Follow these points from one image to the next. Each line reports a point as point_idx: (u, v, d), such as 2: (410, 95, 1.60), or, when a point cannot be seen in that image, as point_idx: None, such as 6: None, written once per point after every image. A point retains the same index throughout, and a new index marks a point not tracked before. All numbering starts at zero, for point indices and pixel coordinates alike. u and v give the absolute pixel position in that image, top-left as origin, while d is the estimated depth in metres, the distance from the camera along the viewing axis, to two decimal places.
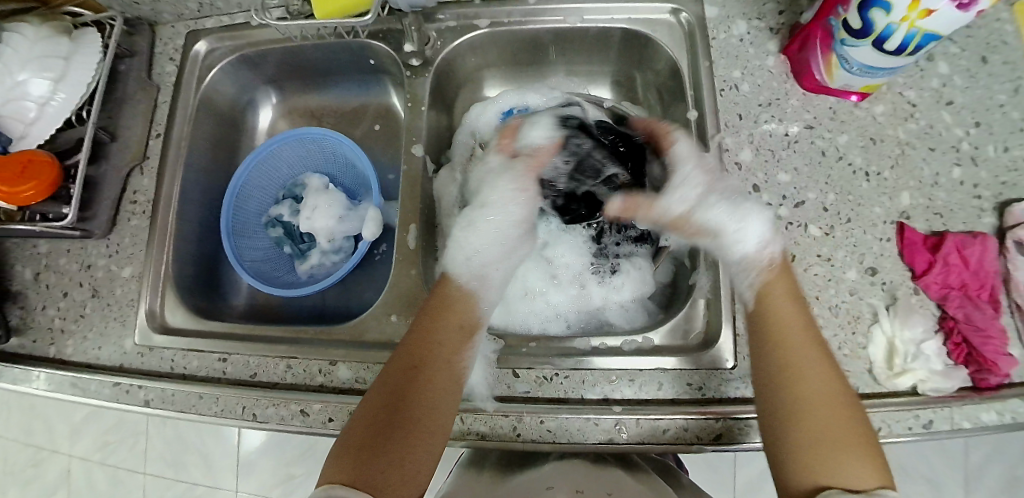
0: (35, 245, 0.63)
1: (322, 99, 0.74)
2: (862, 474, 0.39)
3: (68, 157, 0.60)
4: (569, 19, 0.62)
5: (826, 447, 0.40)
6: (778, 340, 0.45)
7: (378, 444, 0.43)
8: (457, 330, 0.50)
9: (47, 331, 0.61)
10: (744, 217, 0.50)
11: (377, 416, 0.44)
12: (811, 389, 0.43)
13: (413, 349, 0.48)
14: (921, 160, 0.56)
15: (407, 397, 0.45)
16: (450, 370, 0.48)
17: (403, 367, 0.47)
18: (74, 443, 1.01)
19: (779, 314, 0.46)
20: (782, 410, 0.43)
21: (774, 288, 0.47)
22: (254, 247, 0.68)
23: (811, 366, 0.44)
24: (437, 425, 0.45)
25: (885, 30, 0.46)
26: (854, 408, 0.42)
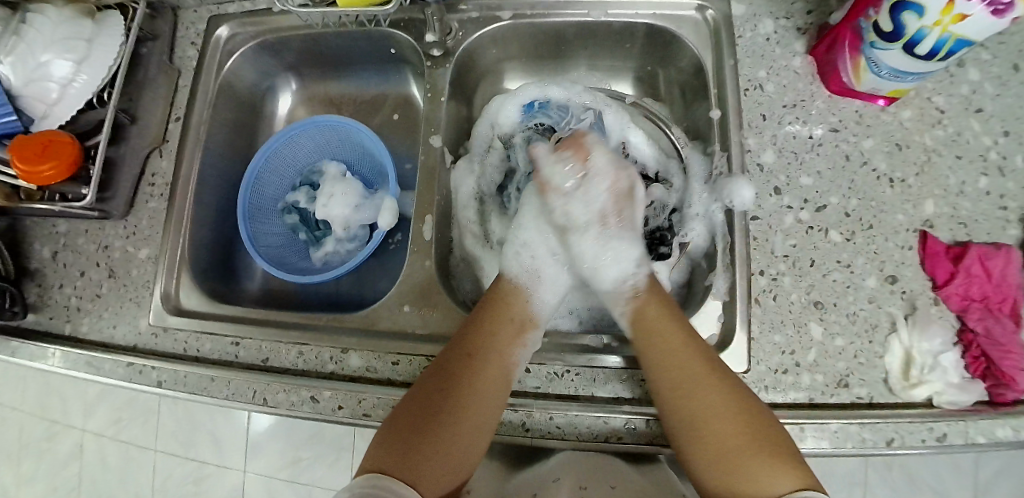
0: (54, 223, 0.64)
1: (341, 87, 0.74)
2: (779, 480, 0.41)
3: (89, 138, 0.60)
4: (593, 13, 0.61)
5: (714, 464, 0.44)
6: (660, 367, 0.48)
7: (432, 422, 0.46)
8: (513, 326, 0.53)
9: (64, 309, 0.61)
10: (603, 261, 0.56)
11: (426, 401, 0.47)
12: (704, 409, 0.45)
13: (469, 338, 0.51)
14: (947, 168, 0.55)
15: (458, 379, 0.49)
16: (502, 358, 0.50)
17: (459, 353, 0.50)
18: (87, 419, 1.02)
19: (659, 342, 0.49)
20: (679, 436, 0.46)
21: (656, 322, 0.51)
22: (270, 232, 0.68)
23: (695, 390, 0.46)
24: (489, 408, 0.48)
25: (917, 34, 0.45)
26: (751, 422, 0.44)
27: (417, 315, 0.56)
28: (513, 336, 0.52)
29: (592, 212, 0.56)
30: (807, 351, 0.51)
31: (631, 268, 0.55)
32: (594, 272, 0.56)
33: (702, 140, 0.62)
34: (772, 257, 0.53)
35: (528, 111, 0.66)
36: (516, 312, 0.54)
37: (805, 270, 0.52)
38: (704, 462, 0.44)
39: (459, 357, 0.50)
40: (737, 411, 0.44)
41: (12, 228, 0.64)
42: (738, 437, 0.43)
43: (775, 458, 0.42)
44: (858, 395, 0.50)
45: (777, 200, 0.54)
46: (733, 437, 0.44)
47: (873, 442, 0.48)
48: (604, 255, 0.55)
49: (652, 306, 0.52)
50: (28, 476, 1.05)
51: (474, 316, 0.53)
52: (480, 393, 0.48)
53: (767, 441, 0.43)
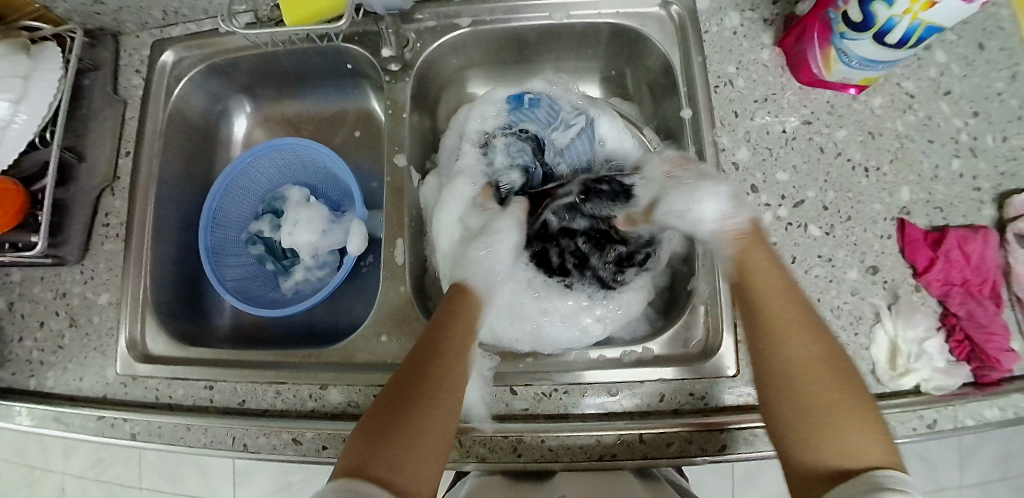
0: (7, 273, 0.60)
1: (300, 106, 0.71)
2: (874, 444, 0.36)
3: (33, 182, 0.57)
4: (555, 15, 0.59)
5: (817, 426, 0.38)
6: (767, 312, 0.42)
7: (400, 421, 0.39)
8: (466, 333, 0.46)
9: (25, 363, 0.58)
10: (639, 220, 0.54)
11: (394, 395, 0.41)
12: (819, 362, 0.40)
13: (432, 333, 0.46)
14: (920, 153, 0.54)
15: (416, 398, 0.40)
16: (459, 371, 0.43)
17: (412, 369, 0.43)
18: (67, 461, 0.99)
19: (764, 284, 0.43)
20: (780, 389, 0.40)
21: (755, 260, 0.45)
22: (236, 264, 0.65)
23: (785, 341, 0.41)
24: (458, 402, 0.42)
25: (887, 23, 0.44)
26: (848, 376, 0.39)
27: (396, 343, 0.54)
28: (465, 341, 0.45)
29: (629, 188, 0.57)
30: None
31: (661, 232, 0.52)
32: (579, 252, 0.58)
33: (674, 139, 0.61)
34: None
35: (514, 106, 0.62)
36: (467, 316, 0.47)
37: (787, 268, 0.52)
38: (800, 439, 0.38)
39: (428, 352, 0.44)
40: (840, 364, 0.40)
41: None
42: (836, 397, 0.38)
43: (869, 421, 0.37)
44: None
45: (755, 198, 0.53)
46: (840, 398, 0.38)
47: None
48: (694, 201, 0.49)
49: (757, 252, 0.45)
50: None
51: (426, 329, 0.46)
52: (452, 385, 0.42)
53: (857, 404, 0.38)
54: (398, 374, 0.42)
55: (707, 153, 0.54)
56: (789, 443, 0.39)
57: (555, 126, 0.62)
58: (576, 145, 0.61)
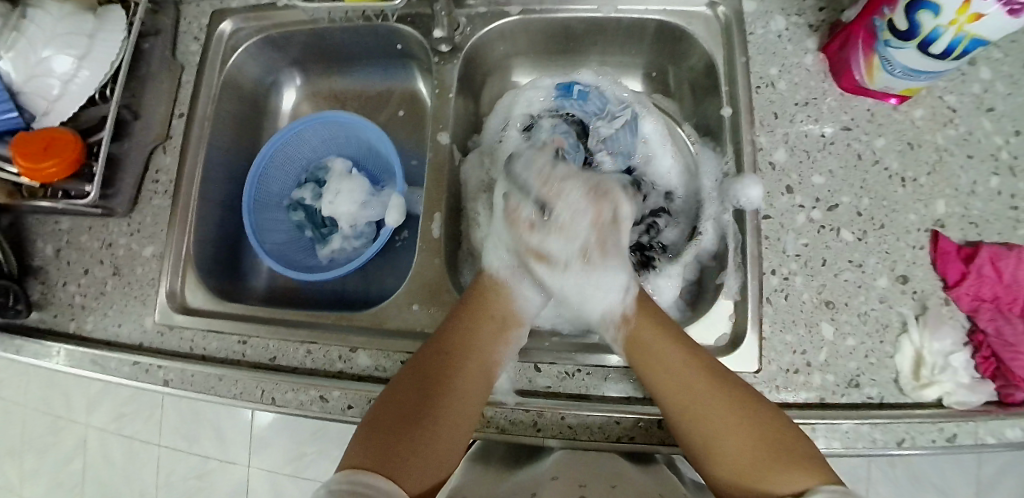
0: (58, 220, 0.63)
1: (347, 83, 0.73)
2: (794, 481, 0.39)
3: (92, 134, 0.59)
4: (603, 9, 0.61)
5: (745, 479, 0.42)
6: (660, 384, 0.46)
7: (407, 428, 0.44)
8: (495, 324, 0.52)
9: (67, 307, 0.61)
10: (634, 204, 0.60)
11: (408, 397, 0.46)
12: (708, 414, 0.44)
13: (447, 337, 0.50)
14: (958, 168, 0.54)
15: (436, 381, 0.47)
16: (482, 359, 0.49)
17: (441, 350, 0.49)
18: (90, 415, 1.02)
19: (655, 363, 0.47)
20: (698, 451, 0.44)
21: (649, 347, 0.48)
22: (276, 230, 0.67)
23: (697, 429, 0.44)
24: (468, 410, 0.47)
25: (932, 33, 0.45)
26: (755, 422, 0.43)
27: (426, 314, 0.56)
28: (497, 335, 0.51)
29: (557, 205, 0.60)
30: (818, 350, 0.50)
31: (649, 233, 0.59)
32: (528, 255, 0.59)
33: (713, 136, 0.62)
34: (784, 256, 0.52)
35: (565, 93, 0.66)
36: (499, 308, 0.53)
37: (816, 269, 0.52)
38: (738, 488, 0.42)
39: (439, 357, 0.49)
40: (742, 416, 0.43)
41: (16, 225, 0.63)
42: (762, 441, 0.42)
43: (793, 462, 0.40)
44: (868, 395, 0.50)
45: (789, 199, 0.54)
46: (753, 449, 0.42)
47: (884, 442, 0.48)
48: (589, 288, 0.52)
49: (646, 328, 0.49)
50: (31, 472, 1.05)
51: (455, 311, 0.53)
52: (464, 391, 0.47)
53: (776, 449, 0.41)
54: (414, 370, 0.48)
55: (744, 153, 0.55)
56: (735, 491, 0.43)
57: (601, 115, 0.65)
58: (620, 136, 0.64)
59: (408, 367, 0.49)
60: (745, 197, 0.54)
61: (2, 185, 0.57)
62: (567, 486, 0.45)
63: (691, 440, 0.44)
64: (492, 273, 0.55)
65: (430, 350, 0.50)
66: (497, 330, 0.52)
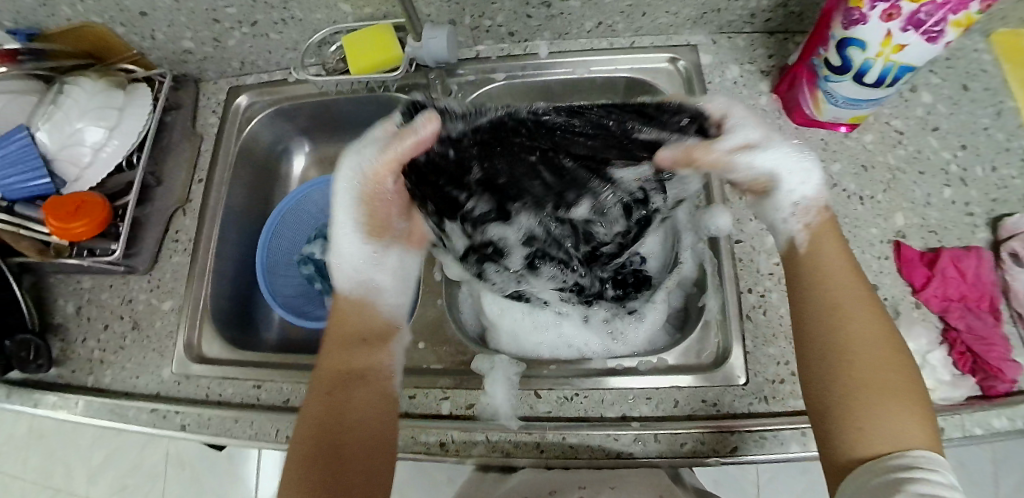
0: (80, 281, 0.67)
1: (351, 147, 0.80)
2: (908, 429, 0.40)
3: (118, 198, 0.65)
4: (577, 70, 0.68)
5: (860, 403, 0.41)
6: (809, 304, 0.47)
7: (326, 460, 0.45)
8: (359, 337, 0.52)
9: (86, 362, 0.63)
10: (788, 171, 0.50)
11: (316, 432, 0.46)
12: (861, 330, 0.44)
13: (331, 363, 0.50)
14: (912, 183, 0.60)
15: (337, 407, 0.47)
16: (372, 374, 0.50)
17: (348, 369, 0.50)
18: (92, 486, 1.01)
19: (833, 284, 0.46)
20: (829, 372, 0.43)
21: (824, 253, 0.48)
22: (286, 282, 0.72)
23: (855, 335, 0.44)
24: (377, 424, 0.48)
25: (863, 65, 0.51)
26: (905, 372, 0.43)
27: None
28: (371, 349, 0.52)
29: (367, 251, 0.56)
30: None
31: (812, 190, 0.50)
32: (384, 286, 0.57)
33: None
34: (759, 275, 0.57)
35: None
36: (365, 321, 0.54)
37: None
38: (839, 408, 0.42)
39: (332, 382, 0.49)
40: (896, 353, 0.44)
41: (37, 287, 0.67)
42: (887, 385, 0.42)
43: (911, 409, 0.41)
44: None
45: (757, 223, 0.59)
46: (889, 383, 0.42)
47: None
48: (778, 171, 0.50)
49: (829, 230, 0.50)
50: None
51: (330, 334, 0.53)
52: (365, 410, 0.48)
53: (901, 392, 0.42)
54: (314, 401, 0.48)
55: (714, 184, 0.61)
56: (830, 419, 0.42)
57: None
58: None
59: (317, 393, 0.49)
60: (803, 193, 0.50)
61: (33, 244, 0.63)
62: None
63: (823, 360, 0.44)
64: (346, 294, 0.55)
65: (317, 380, 0.49)
66: (369, 343, 0.52)
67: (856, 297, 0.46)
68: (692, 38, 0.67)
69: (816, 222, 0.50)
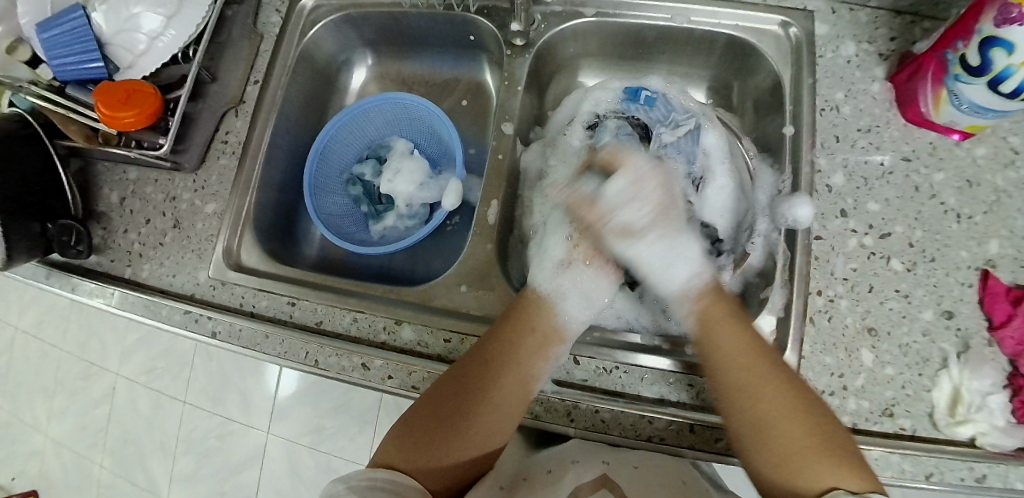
0: (125, 170, 0.66)
1: (413, 68, 0.75)
2: (832, 475, 0.40)
3: (170, 91, 0.62)
4: (675, 18, 0.61)
5: (785, 470, 0.42)
6: (718, 357, 0.48)
7: (438, 433, 0.46)
8: (535, 338, 0.51)
9: (126, 253, 0.63)
10: (677, 256, 0.54)
11: (440, 406, 0.48)
12: (728, 351, 0.47)
13: (488, 350, 0.51)
14: (1017, 211, 0.54)
15: (473, 391, 0.48)
16: (519, 369, 0.50)
17: (480, 358, 0.50)
18: (122, 363, 1.05)
19: (718, 344, 0.48)
20: (762, 437, 0.43)
21: (715, 337, 0.49)
22: (334, 200, 0.70)
23: (758, 380, 0.45)
24: (508, 413, 0.49)
25: (1004, 71, 0.45)
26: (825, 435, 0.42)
27: (472, 297, 0.57)
28: (537, 349, 0.51)
29: (648, 218, 0.54)
30: (856, 376, 0.51)
31: (687, 266, 0.54)
32: (661, 272, 0.54)
33: (772, 154, 0.62)
34: (832, 279, 0.53)
35: (630, 99, 0.64)
36: (542, 322, 0.52)
37: (862, 295, 0.52)
38: (777, 476, 0.42)
39: (476, 366, 0.50)
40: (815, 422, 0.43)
41: (83, 171, 0.66)
42: (823, 443, 0.41)
43: (839, 459, 0.41)
44: (901, 426, 0.50)
45: (842, 223, 0.54)
46: (800, 447, 0.42)
47: (910, 473, 0.49)
48: (665, 260, 0.54)
49: (716, 306, 0.50)
50: (56, 411, 1.10)
51: (500, 319, 0.53)
52: (501, 404, 0.48)
53: (831, 453, 0.41)
54: (446, 383, 0.49)
55: (802, 173, 0.55)
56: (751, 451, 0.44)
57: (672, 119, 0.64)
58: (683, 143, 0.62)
59: (441, 379, 0.49)
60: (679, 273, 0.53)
61: (81, 130, 0.61)
62: (593, 464, 0.49)
63: (737, 419, 0.45)
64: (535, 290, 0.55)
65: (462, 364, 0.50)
66: (539, 349, 0.51)
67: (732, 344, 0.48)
68: (810, 4, 0.59)
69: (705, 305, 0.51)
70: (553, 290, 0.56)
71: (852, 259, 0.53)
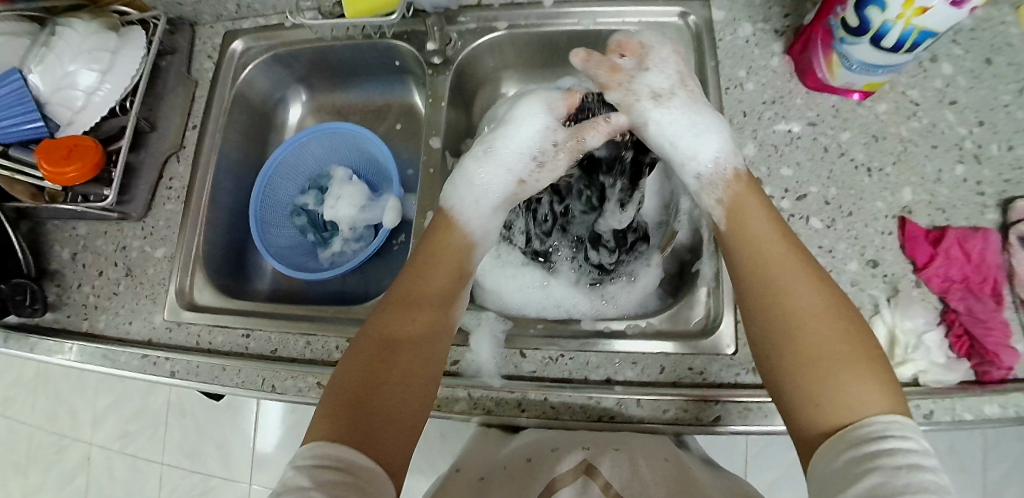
0: (74, 227, 0.67)
1: (348, 97, 0.78)
2: (870, 394, 0.38)
3: (111, 144, 0.64)
4: (583, 21, 0.65)
5: (807, 380, 0.40)
6: (759, 248, 0.46)
7: (376, 387, 0.42)
8: (453, 273, 0.52)
9: (82, 307, 0.64)
10: (688, 129, 0.54)
11: (367, 357, 0.44)
12: (781, 260, 0.45)
13: (401, 293, 0.49)
14: (923, 157, 0.57)
15: (395, 337, 0.46)
16: (437, 309, 0.49)
17: (396, 297, 0.49)
18: (96, 430, 1.04)
19: (767, 243, 0.46)
20: (786, 346, 0.41)
21: (751, 226, 0.48)
22: (279, 233, 0.71)
23: (791, 283, 0.43)
24: (430, 352, 0.46)
25: (882, 27, 0.47)
26: (861, 341, 0.40)
27: None
28: (449, 281, 0.51)
29: (670, 78, 0.55)
30: None
31: (725, 150, 0.53)
32: (689, 152, 0.54)
33: None
34: None
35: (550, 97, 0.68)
36: (451, 257, 0.52)
37: None
38: (799, 386, 0.40)
39: (394, 312, 0.47)
40: (842, 326, 0.41)
41: (32, 232, 0.67)
42: (853, 355, 0.39)
43: (871, 378, 0.38)
44: None
45: None
46: (833, 355, 0.40)
47: None
48: (694, 135, 0.53)
49: (750, 200, 0.49)
50: (32, 489, 1.07)
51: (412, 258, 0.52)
52: (421, 345, 0.46)
53: (861, 362, 0.39)
54: (373, 338, 0.46)
55: None
56: (779, 366, 0.41)
57: None
58: None
59: (366, 332, 0.46)
60: (706, 145, 0.53)
61: (27, 189, 0.61)
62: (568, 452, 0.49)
63: (769, 320, 0.43)
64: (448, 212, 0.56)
65: (383, 313, 0.48)
66: (451, 281, 0.51)
67: (777, 253, 0.45)
68: None
69: (729, 193, 0.50)
70: (480, 231, 0.56)
71: None
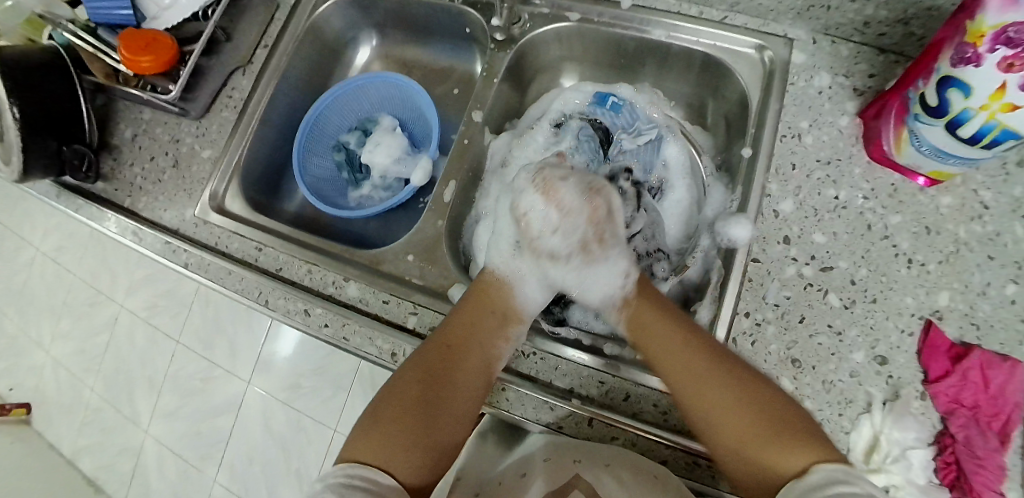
0: (142, 111, 0.73)
1: (415, 52, 0.80)
2: (794, 455, 0.40)
3: (186, 44, 0.68)
4: (655, 32, 0.63)
5: (738, 444, 0.43)
6: (649, 338, 0.52)
7: (420, 418, 0.47)
8: (496, 316, 0.54)
9: (128, 185, 0.70)
10: (592, 267, 0.56)
11: (414, 389, 0.49)
12: (662, 345, 0.50)
13: (449, 333, 0.53)
14: (974, 265, 0.51)
15: (442, 370, 0.50)
16: (483, 350, 0.52)
17: (440, 344, 0.52)
18: (127, 297, 1.14)
19: (655, 332, 0.51)
20: (706, 426, 0.45)
21: (649, 323, 0.52)
22: (318, 164, 0.74)
23: (688, 369, 0.47)
24: (472, 390, 0.51)
25: (961, 114, 0.42)
26: (767, 405, 0.43)
27: (419, 267, 0.61)
28: (500, 325, 0.54)
29: (575, 238, 0.55)
30: None
31: (614, 285, 0.56)
32: (582, 285, 0.57)
33: (728, 174, 0.63)
34: (762, 303, 0.52)
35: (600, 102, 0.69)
36: (500, 304, 0.55)
37: (792, 325, 0.51)
38: (738, 462, 0.43)
39: (441, 350, 0.52)
40: (748, 392, 0.44)
41: (106, 105, 0.74)
42: (766, 422, 0.42)
43: (793, 439, 0.41)
44: None
45: (784, 250, 0.54)
46: (751, 424, 0.43)
47: None
48: (584, 279, 0.57)
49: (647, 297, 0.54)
50: (62, 334, 1.19)
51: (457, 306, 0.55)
52: (467, 388, 0.51)
53: (777, 424, 0.42)
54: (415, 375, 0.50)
55: (751, 196, 0.56)
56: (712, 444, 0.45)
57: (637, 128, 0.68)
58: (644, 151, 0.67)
59: (410, 364, 0.51)
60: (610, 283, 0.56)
61: (103, 68, 0.67)
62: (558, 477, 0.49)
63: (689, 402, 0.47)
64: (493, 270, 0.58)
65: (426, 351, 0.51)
66: (496, 323, 0.54)
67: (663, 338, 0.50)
68: (791, 31, 0.59)
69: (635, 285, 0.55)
70: (512, 274, 0.58)
71: (785, 286, 0.52)
